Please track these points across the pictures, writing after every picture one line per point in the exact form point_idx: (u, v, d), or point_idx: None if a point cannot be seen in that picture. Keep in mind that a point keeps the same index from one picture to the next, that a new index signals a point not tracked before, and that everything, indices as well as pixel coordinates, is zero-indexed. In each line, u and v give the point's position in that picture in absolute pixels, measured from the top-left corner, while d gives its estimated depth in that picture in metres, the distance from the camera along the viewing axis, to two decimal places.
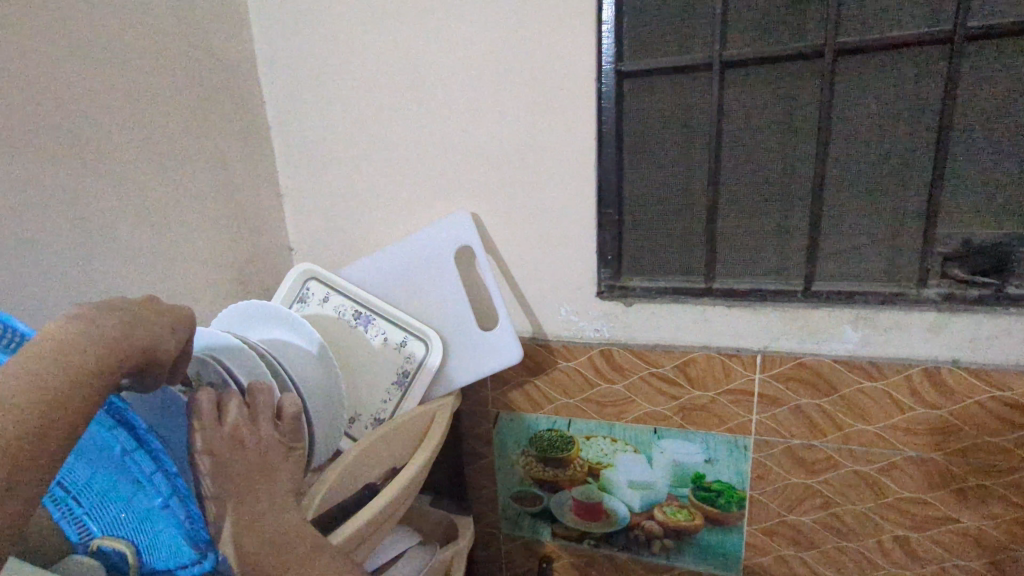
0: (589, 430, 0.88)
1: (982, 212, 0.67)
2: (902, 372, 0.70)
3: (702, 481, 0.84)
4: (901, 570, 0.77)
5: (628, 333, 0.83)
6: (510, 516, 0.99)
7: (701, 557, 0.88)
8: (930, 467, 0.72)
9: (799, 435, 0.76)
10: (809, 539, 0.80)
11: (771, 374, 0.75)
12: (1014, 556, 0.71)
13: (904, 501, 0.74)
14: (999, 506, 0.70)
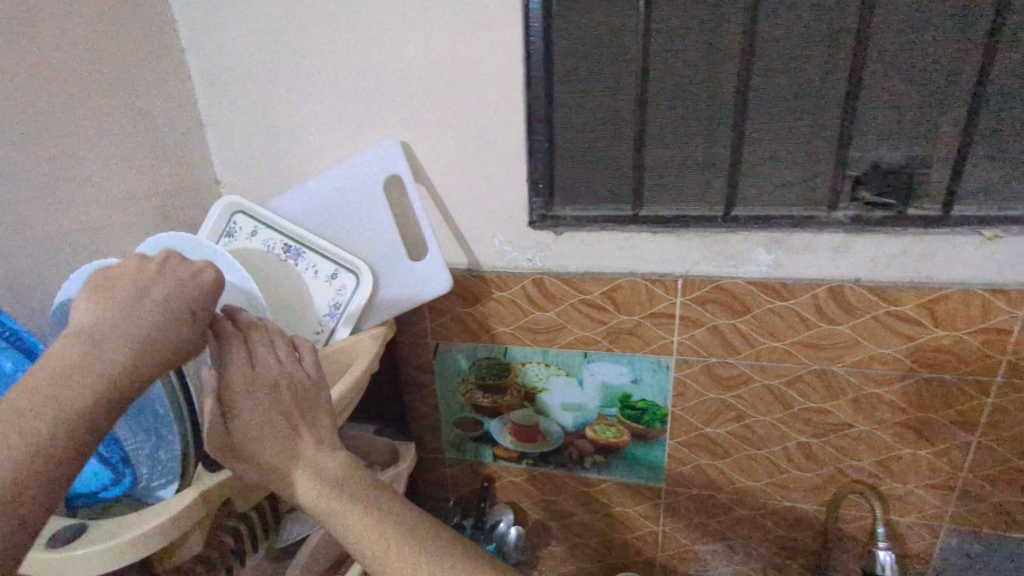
0: (524, 357, 0.91)
1: (893, 136, 0.68)
2: (808, 291, 0.74)
3: (628, 400, 0.89)
4: (803, 473, 0.84)
5: (559, 262, 0.84)
6: (452, 442, 1.03)
7: (629, 470, 0.94)
8: (832, 380, 0.77)
9: (715, 353, 0.81)
10: (724, 449, 0.87)
11: (691, 297, 0.79)
12: (899, 455, 0.79)
13: (808, 412, 0.80)
14: (889, 412, 0.77)
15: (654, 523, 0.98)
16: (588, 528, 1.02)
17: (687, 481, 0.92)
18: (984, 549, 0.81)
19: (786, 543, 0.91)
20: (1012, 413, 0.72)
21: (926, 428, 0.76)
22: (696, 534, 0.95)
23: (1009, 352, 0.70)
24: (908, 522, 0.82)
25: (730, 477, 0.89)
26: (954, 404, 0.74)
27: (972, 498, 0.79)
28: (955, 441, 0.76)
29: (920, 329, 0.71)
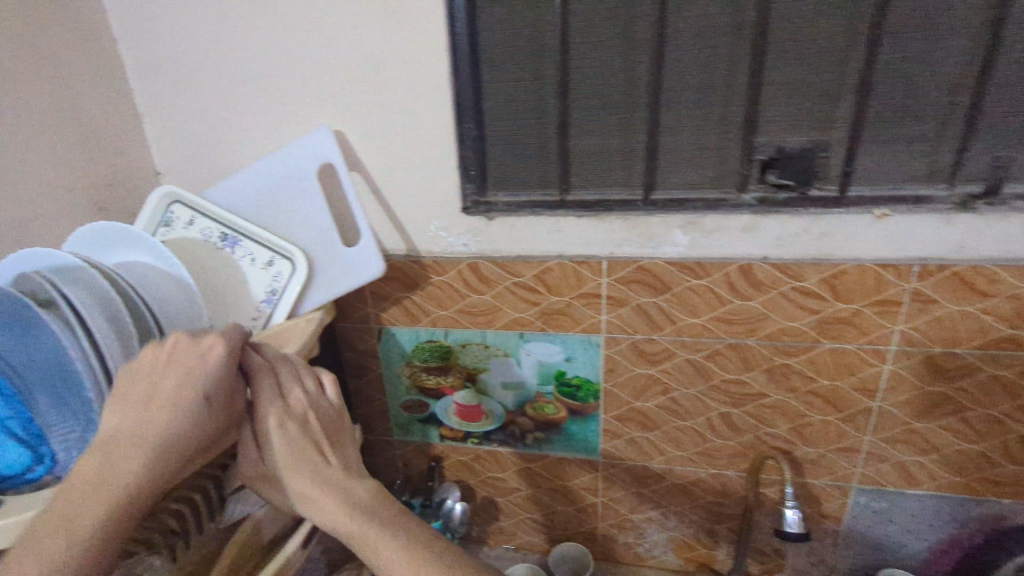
0: (464, 339, 0.95)
1: (794, 121, 0.73)
2: (720, 269, 0.79)
3: (563, 377, 0.93)
4: (726, 442, 0.90)
5: (492, 246, 0.88)
6: (400, 424, 1.06)
7: (568, 445, 0.99)
8: (746, 352, 0.83)
9: (640, 330, 0.86)
10: (653, 421, 0.92)
11: (616, 277, 0.83)
12: (809, 421, 0.85)
13: (726, 382, 0.85)
14: (799, 381, 0.82)
15: (593, 494, 1.02)
16: (533, 501, 1.07)
17: (621, 453, 0.97)
18: (889, 505, 0.88)
19: (714, 508, 0.96)
20: (907, 379, 0.78)
21: (833, 395, 0.82)
22: (632, 503, 1.01)
23: (902, 322, 0.75)
24: (821, 484, 0.89)
25: (660, 448, 0.94)
26: (856, 372, 0.80)
27: (876, 459, 0.85)
28: (859, 406, 0.82)
29: (823, 302, 0.77)
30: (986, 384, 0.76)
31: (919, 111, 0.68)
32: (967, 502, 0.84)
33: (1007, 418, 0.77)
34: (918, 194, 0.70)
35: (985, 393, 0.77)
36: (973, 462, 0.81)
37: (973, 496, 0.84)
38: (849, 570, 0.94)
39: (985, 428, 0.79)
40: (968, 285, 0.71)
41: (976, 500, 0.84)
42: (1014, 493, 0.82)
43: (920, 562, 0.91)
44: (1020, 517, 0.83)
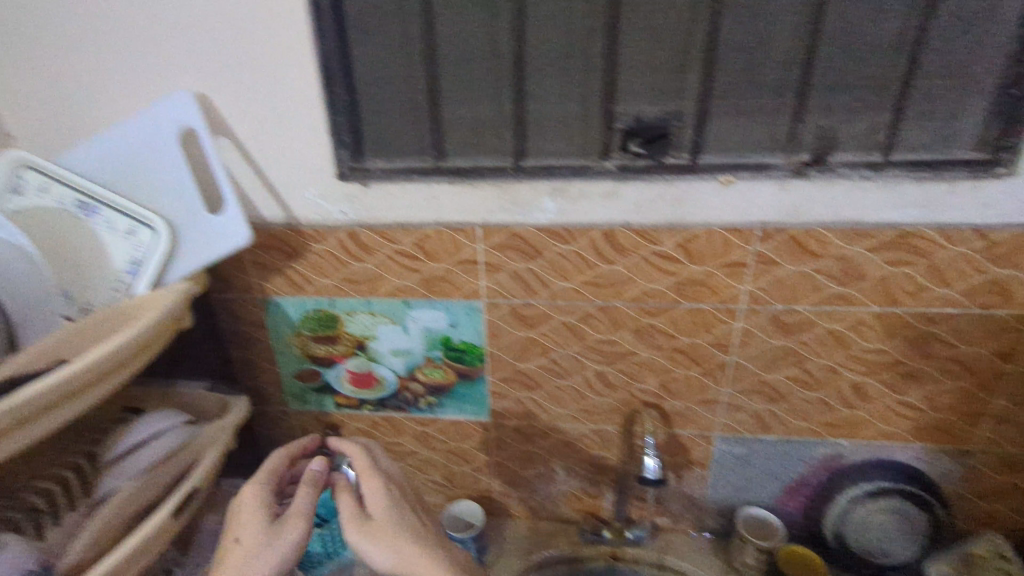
0: (351, 307, 0.95)
1: (649, 91, 0.76)
2: (586, 234, 0.82)
3: (449, 343, 0.95)
4: (602, 398, 0.95)
5: (370, 214, 0.87)
6: (295, 394, 1.06)
7: (460, 408, 1.02)
8: (614, 312, 0.87)
9: (516, 294, 0.89)
10: (536, 381, 0.96)
11: (491, 243, 0.85)
12: (675, 376, 0.91)
13: (599, 342, 0.90)
14: (663, 339, 0.88)
15: (486, 454, 1.07)
16: (431, 463, 1.10)
17: (509, 413, 1.01)
18: (747, 451, 0.96)
19: (597, 461, 1.03)
20: (755, 334, 0.85)
21: (693, 352, 0.88)
22: (523, 460, 1.06)
23: (748, 282, 0.81)
24: (688, 434, 0.96)
25: (544, 407, 0.99)
26: (712, 329, 0.86)
27: (734, 409, 0.92)
28: (716, 361, 0.89)
29: (678, 264, 0.82)
30: (821, 338, 0.84)
31: (759, 84, 0.72)
32: (812, 445, 0.93)
33: (840, 367, 0.86)
34: (760, 162, 0.75)
35: (821, 346, 0.84)
36: (815, 409, 0.90)
37: (817, 439, 0.93)
38: (716, 510, 1.03)
39: (823, 377, 0.87)
40: (802, 246, 0.78)
41: (820, 442, 0.93)
42: (849, 434, 0.91)
43: (775, 501, 0.99)
44: (855, 455, 0.93)
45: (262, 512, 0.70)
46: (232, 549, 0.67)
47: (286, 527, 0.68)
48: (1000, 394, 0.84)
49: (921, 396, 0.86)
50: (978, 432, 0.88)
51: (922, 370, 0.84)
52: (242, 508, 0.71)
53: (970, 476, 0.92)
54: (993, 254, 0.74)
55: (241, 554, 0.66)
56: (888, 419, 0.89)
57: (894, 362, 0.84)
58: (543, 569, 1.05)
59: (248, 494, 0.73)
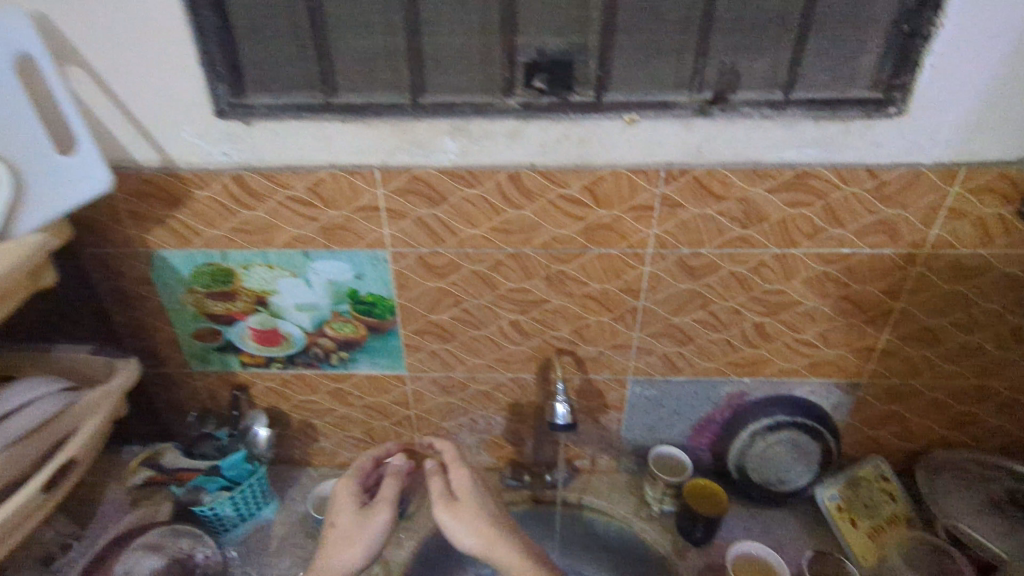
0: (246, 260, 0.88)
1: (550, 22, 0.71)
2: (491, 177, 0.78)
3: (356, 295, 0.91)
4: (517, 347, 0.94)
5: (257, 156, 0.80)
6: (196, 354, 0.99)
7: (374, 362, 0.99)
8: (525, 260, 0.85)
9: (423, 243, 0.85)
10: (450, 333, 0.94)
11: (391, 188, 0.80)
12: (588, 323, 0.91)
13: (511, 291, 0.88)
14: (574, 286, 0.87)
15: (405, 408, 1.05)
16: (350, 420, 1.08)
17: (425, 366, 0.98)
18: (659, 392, 0.99)
19: (516, 409, 1.03)
20: (663, 279, 0.85)
21: (604, 298, 0.88)
22: (442, 412, 1.05)
23: (655, 226, 0.81)
24: (603, 379, 0.97)
25: (460, 357, 0.97)
26: (622, 274, 0.85)
27: (646, 353, 0.94)
28: (627, 306, 0.89)
29: (585, 208, 0.80)
30: (725, 280, 0.85)
31: (660, 18, 0.71)
32: (719, 384, 0.97)
33: (743, 309, 0.88)
34: (664, 100, 0.73)
35: (725, 288, 0.86)
36: (721, 350, 0.93)
37: (723, 379, 0.96)
38: (632, 450, 1.07)
39: (729, 319, 0.89)
40: (706, 188, 0.77)
41: (726, 381, 0.96)
42: (752, 372, 0.95)
43: (685, 439, 1.03)
44: (758, 392, 0.97)
45: (357, 499, 0.87)
46: (333, 528, 0.83)
47: (377, 511, 0.84)
48: (887, 329, 0.89)
49: (817, 334, 0.90)
50: (866, 365, 0.93)
51: (818, 309, 0.87)
52: (343, 492, 0.88)
53: (858, 405, 0.98)
54: (883, 193, 0.76)
55: (344, 530, 0.82)
56: (788, 357, 0.93)
57: (792, 303, 0.87)
58: None
59: (349, 484, 0.90)
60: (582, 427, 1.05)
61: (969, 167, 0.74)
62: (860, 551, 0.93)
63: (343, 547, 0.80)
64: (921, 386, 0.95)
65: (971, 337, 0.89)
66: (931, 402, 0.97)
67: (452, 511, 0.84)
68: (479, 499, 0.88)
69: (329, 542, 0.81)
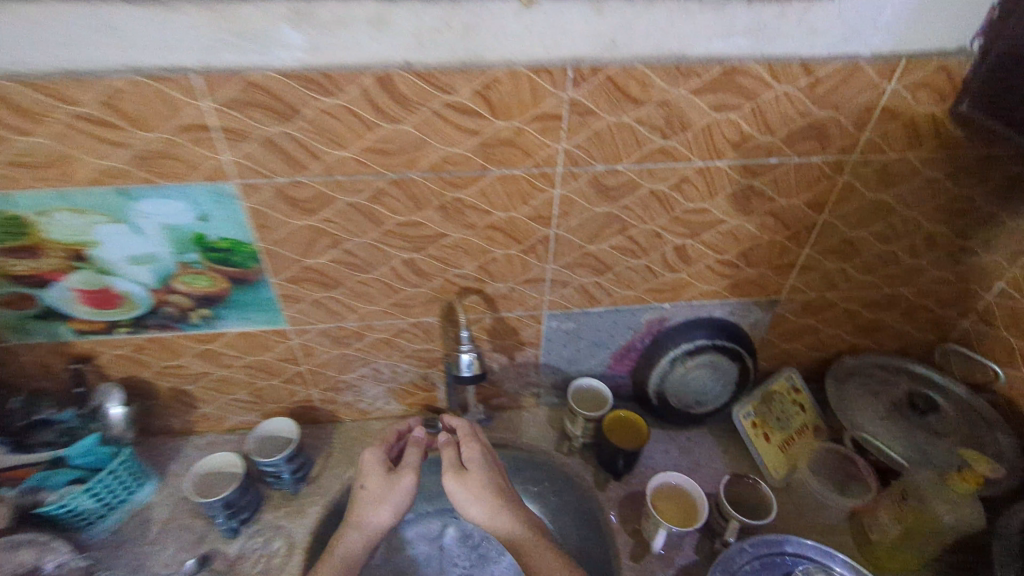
0: (39, 204, 0.67)
1: None
2: (354, 82, 0.60)
3: (205, 242, 0.73)
4: (416, 289, 0.82)
5: (12, 56, 0.56)
6: (7, 325, 0.78)
7: (247, 318, 0.83)
8: (411, 188, 0.70)
9: (279, 171, 0.67)
10: (332, 278, 0.79)
11: (222, 99, 0.60)
12: (495, 257, 0.79)
13: (400, 226, 0.74)
14: (474, 216, 0.74)
15: (294, 364, 0.91)
16: (231, 382, 0.93)
17: (309, 318, 0.84)
18: (577, 325, 0.91)
19: (424, 355, 0.93)
20: (576, 202, 0.74)
21: (510, 228, 0.76)
22: (339, 365, 0.92)
23: (563, 140, 0.67)
24: (516, 316, 0.88)
25: (350, 305, 0.83)
26: (529, 200, 0.73)
27: (561, 285, 0.84)
28: (536, 236, 0.77)
29: (479, 119, 0.65)
30: (645, 201, 0.75)
31: None
32: (639, 312, 0.91)
33: (664, 231, 0.79)
34: None
35: (645, 210, 0.76)
36: (641, 277, 0.85)
37: (643, 306, 0.90)
38: (552, 384, 1.01)
39: (649, 243, 0.80)
40: (620, 91, 0.64)
41: (646, 309, 0.90)
42: (673, 297, 0.89)
43: (605, 368, 0.99)
44: (678, 316, 0.92)
45: (382, 461, 0.85)
46: (360, 492, 0.83)
47: (405, 476, 0.83)
48: (809, 245, 0.84)
49: (739, 254, 0.84)
50: (785, 282, 0.89)
51: (741, 227, 0.80)
52: (372, 454, 0.86)
53: (774, 322, 0.96)
54: (815, 93, 0.67)
55: (371, 496, 0.82)
56: (709, 279, 0.87)
57: (716, 222, 0.79)
58: None
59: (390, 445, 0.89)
60: (498, 367, 0.96)
61: (909, 58, 0.65)
62: (773, 465, 0.95)
63: (370, 513, 0.81)
64: (834, 299, 0.94)
65: (886, 247, 0.86)
66: (842, 313, 0.97)
67: (459, 481, 0.81)
68: (491, 471, 0.85)
69: (357, 505, 0.82)
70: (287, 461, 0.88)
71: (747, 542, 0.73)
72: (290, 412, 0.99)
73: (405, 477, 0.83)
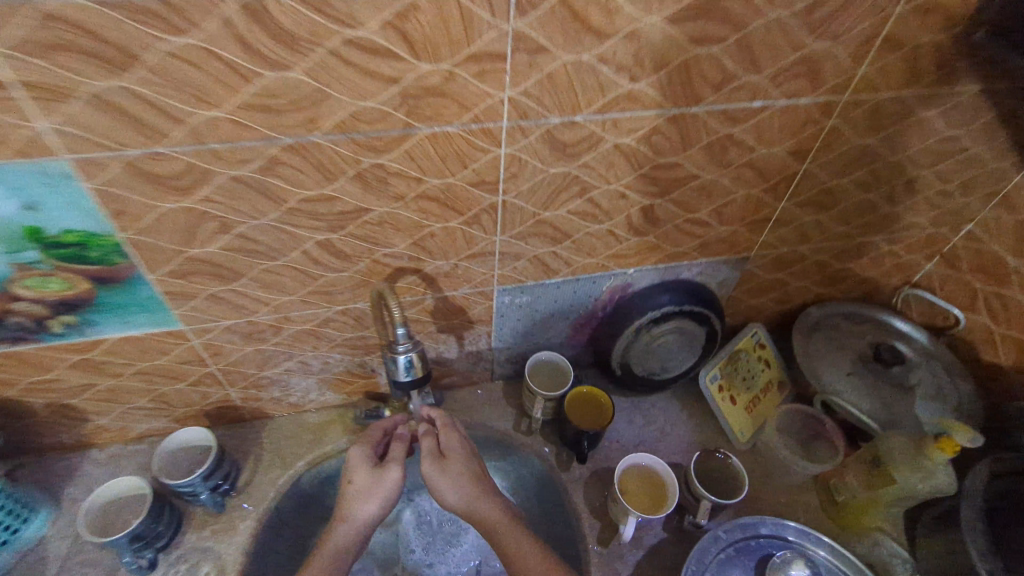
0: None
1: None
2: (211, 13, 0.42)
3: (44, 237, 0.54)
4: (337, 274, 0.67)
5: None
6: None
7: (127, 322, 0.66)
8: (315, 155, 0.54)
9: (126, 141, 0.49)
10: (230, 269, 0.63)
11: (17, 41, 0.41)
12: (432, 232, 0.65)
13: (308, 202, 0.58)
14: (403, 185, 0.59)
15: (201, 365, 0.76)
16: (125, 391, 0.77)
17: (208, 316, 0.68)
18: (531, 298, 0.80)
19: (358, 342, 0.80)
20: (527, 163, 0.60)
21: (449, 197, 0.62)
22: (257, 362, 0.78)
23: (509, 87, 0.53)
24: (462, 294, 0.76)
25: (258, 298, 0.68)
26: (469, 163, 0.59)
27: (512, 257, 0.72)
28: (482, 204, 0.64)
29: (397, 63, 0.48)
30: (609, 157, 0.62)
31: None
32: (599, 280, 0.80)
33: (631, 192, 0.67)
34: None
35: (609, 168, 0.63)
36: (603, 242, 0.74)
37: (604, 273, 0.79)
38: (507, 358, 0.91)
39: (613, 206, 0.69)
40: (580, 20, 0.49)
41: (607, 276, 0.80)
42: (638, 262, 0.79)
43: (564, 338, 0.90)
44: (643, 281, 0.83)
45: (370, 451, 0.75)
46: (346, 488, 0.72)
47: (393, 469, 0.72)
48: (786, 198, 0.75)
49: (712, 212, 0.74)
50: (757, 238, 0.81)
51: (717, 183, 0.69)
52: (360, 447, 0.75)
53: (743, 279, 0.89)
54: (814, 20, 0.54)
55: (357, 492, 0.71)
56: (677, 241, 0.77)
57: (689, 178, 0.68)
58: (321, 464, 0.89)
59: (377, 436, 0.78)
60: (446, 347, 0.85)
61: None
62: (738, 427, 0.92)
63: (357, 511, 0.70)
64: (805, 251, 0.87)
65: (864, 196, 0.79)
66: (811, 265, 0.91)
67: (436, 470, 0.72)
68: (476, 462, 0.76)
69: (343, 501, 0.71)
70: (206, 479, 0.76)
71: (721, 529, 0.70)
72: (207, 415, 0.86)
73: (394, 469, 0.73)
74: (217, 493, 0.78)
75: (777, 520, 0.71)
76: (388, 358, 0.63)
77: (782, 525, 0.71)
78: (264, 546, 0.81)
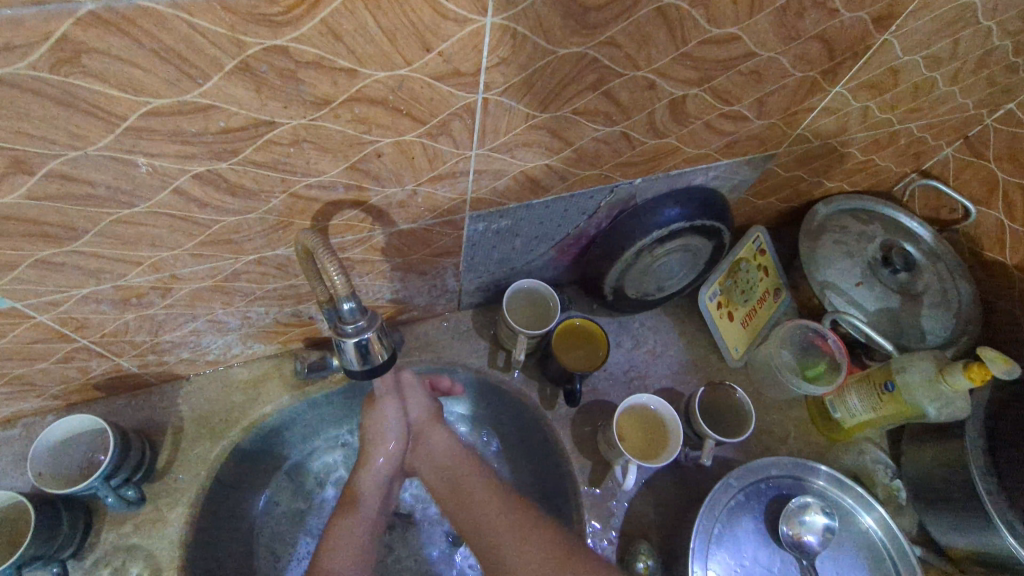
0: None
1: None
2: None
3: None
4: (239, 217, 0.45)
5: None
6: None
7: None
8: (160, 38, 0.30)
9: None
10: (58, 225, 0.40)
11: None
12: (378, 150, 0.44)
13: (165, 118, 0.34)
14: (326, 84, 0.36)
15: (65, 342, 0.55)
16: None
17: (48, 286, 0.46)
18: (512, 223, 0.62)
19: (285, 292, 0.60)
20: (525, 41, 0.38)
21: (402, 98, 0.39)
22: (148, 329, 0.57)
23: None
24: (422, 225, 0.57)
25: (120, 257, 0.45)
26: (437, 43, 0.36)
27: (491, 176, 0.52)
28: (452, 108, 0.42)
29: None
30: (644, 29, 0.41)
31: None
32: (598, 194, 0.63)
33: (661, 79, 0.47)
34: None
35: (641, 45, 0.43)
36: (611, 148, 0.55)
37: (604, 186, 0.62)
38: (478, 286, 0.75)
39: (634, 100, 0.49)
40: None
41: (607, 189, 0.63)
42: (648, 169, 0.62)
43: (546, 259, 0.74)
44: (649, 191, 0.67)
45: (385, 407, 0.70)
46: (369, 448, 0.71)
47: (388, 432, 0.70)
48: (844, 81, 0.58)
49: (753, 102, 0.56)
50: (792, 131, 0.65)
51: (772, 64, 0.50)
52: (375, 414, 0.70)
53: (760, 178, 0.76)
54: None
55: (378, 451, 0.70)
56: (701, 141, 0.60)
57: (741, 58, 0.48)
58: (261, 426, 0.73)
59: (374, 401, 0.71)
60: (402, 284, 0.68)
61: None
62: (733, 343, 0.84)
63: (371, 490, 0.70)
64: (835, 143, 0.72)
65: (928, 74, 0.62)
66: (834, 158, 0.76)
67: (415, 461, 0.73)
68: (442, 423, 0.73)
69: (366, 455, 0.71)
70: (108, 477, 0.59)
71: (733, 476, 0.69)
72: (97, 388, 0.66)
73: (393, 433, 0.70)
74: (128, 486, 0.62)
75: (810, 466, 0.71)
76: (336, 342, 0.47)
77: (814, 472, 0.70)
78: (206, 530, 0.67)
